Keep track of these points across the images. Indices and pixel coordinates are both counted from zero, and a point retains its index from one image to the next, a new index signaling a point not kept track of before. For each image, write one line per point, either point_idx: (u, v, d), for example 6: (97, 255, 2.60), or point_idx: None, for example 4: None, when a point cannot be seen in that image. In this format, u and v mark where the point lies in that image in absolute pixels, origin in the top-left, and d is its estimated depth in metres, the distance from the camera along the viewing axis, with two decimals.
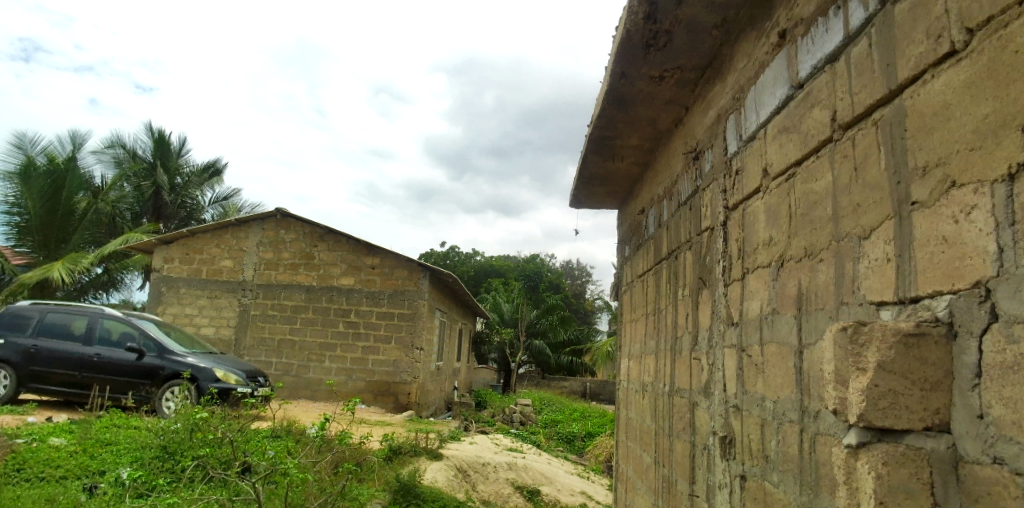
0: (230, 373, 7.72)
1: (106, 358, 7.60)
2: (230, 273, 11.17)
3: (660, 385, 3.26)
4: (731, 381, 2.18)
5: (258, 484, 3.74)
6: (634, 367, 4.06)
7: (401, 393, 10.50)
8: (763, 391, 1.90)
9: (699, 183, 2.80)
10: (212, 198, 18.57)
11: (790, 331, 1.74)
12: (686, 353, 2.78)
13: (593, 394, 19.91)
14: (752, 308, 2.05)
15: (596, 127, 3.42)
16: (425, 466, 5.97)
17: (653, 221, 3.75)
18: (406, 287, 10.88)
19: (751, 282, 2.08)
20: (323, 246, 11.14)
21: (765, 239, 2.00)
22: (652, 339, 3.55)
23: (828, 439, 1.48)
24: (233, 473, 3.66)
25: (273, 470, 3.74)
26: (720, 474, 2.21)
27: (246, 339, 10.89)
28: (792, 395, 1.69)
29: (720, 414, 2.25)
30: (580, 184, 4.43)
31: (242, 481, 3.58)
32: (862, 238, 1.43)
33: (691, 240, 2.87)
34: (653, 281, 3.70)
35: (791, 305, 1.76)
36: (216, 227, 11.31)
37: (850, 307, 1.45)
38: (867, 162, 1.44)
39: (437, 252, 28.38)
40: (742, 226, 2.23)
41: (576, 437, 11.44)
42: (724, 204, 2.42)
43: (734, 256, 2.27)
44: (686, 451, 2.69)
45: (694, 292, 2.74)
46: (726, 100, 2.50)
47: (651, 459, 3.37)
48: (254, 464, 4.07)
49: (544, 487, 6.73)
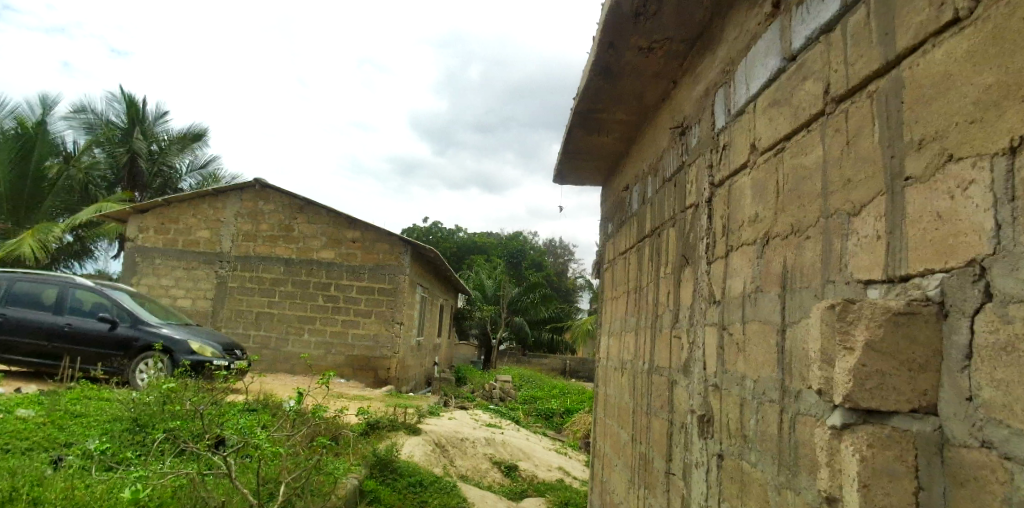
0: (206, 346, 7.60)
1: (76, 328, 7.43)
2: (207, 245, 10.96)
3: (640, 364, 3.24)
4: (711, 359, 2.15)
5: (231, 456, 3.68)
6: (613, 345, 4.04)
7: (381, 367, 10.47)
8: (743, 370, 1.86)
9: (685, 158, 2.74)
10: (190, 166, 18.15)
11: (773, 310, 1.71)
12: (667, 330, 2.74)
13: (572, 371, 20.09)
14: (735, 286, 2.01)
15: (582, 100, 3.34)
16: (402, 440, 5.94)
17: (637, 198, 3.71)
18: (387, 262, 10.78)
19: (735, 259, 2.04)
20: (303, 219, 10.96)
21: (750, 216, 1.95)
22: (632, 317, 3.53)
23: (809, 419, 1.45)
24: (204, 446, 3.59)
25: (245, 443, 3.68)
26: (698, 452, 2.19)
27: (223, 311, 10.74)
28: (774, 374, 1.66)
29: (699, 393, 2.22)
30: (564, 158, 4.36)
31: (214, 454, 3.52)
32: (852, 214, 1.38)
33: (674, 218, 2.82)
34: (635, 258, 3.65)
35: (775, 283, 1.72)
36: (192, 197, 11.06)
37: (836, 285, 1.41)
38: (859, 136, 1.39)
39: (420, 227, 28.16)
40: (727, 202, 2.19)
41: (554, 413, 11.53)
42: (709, 179, 2.37)
43: (719, 233, 2.22)
44: (664, 429, 2.67)
45: (676, 270, 2.70)
46: (715, 74, 2.44)
47: (627, 436, 3.37)
48: (226, 437, 4.00)
49: (522, 462, 6.79)
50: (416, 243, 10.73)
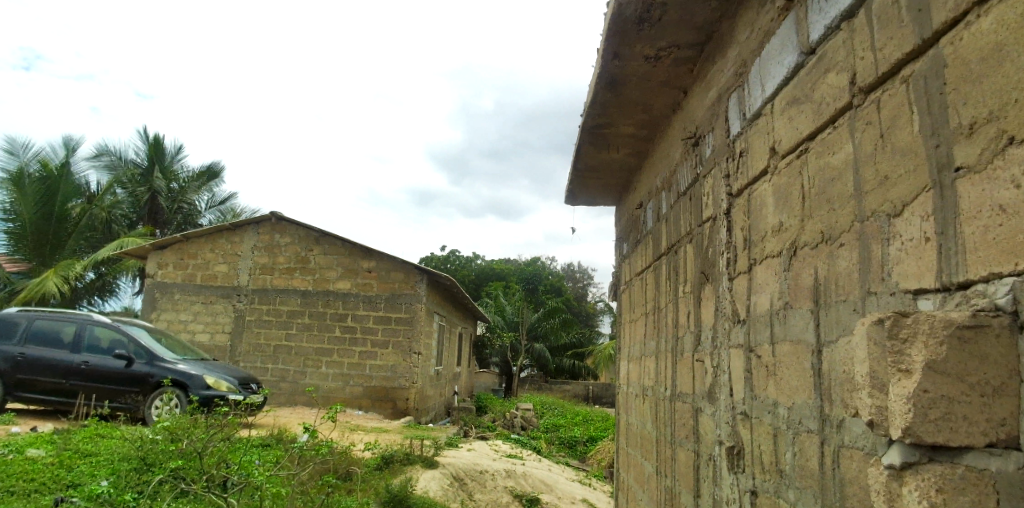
0: (221, 381, 7.51)
1: (93, 366, 7.39)
2: (225, 278, 10.97)
3: (661, 390, 3.04)
4: (738, 384, 1.96)
5: (233, 496, 3.52)
6: (633, 371, 3.84)
7: (399, 398, 10.29)
8: (775, 397, 1.67)
9: (699, 170, 2.58)
10: (210, 202, 18.38)
11: (805, 328, 1.53)
12: (689, 353, 2.55)
13: (596, 397, 19.66)
14: (761, 303, 1.82)
15: (589, 114, 3.21)
16: (418, 474, 5.73)
17: (651, 215, 3.54)
18: (403, 291, 10.67)
19: (759, 274, 1.86)
20: (319, 250, 10.93)
21: (774, 225, 1.78)
22: (652, 340, 3.34)
23: (857, 453, 1.26)
24: (205, 487, 3.43)
25: (247, 484, 3.51)
26: (728, 488, 1.99)
27: (241, 345, 10.68)
28: (811, 401, 1.47)
29: (727, 422, 2.03)
30: (574, 177, 4.23)
31: (215, 494, 3.37)
32: (892, 216, 1.21)
33: (691, 233, 2.66)
34: (652, 277, 3.48)
35: (807, 298, 1.54)
36: (210, 231, 11.11)
37: (879, 297, 1.23)
38: (896, 126, 1.22)
39: (438, 256, 28.18)
40: (747, 212, 2.02)
41: (577, 442, 11.21)
42: (727, 189, 2.21)
43: (740, 246, 2.05)
44: (690, 461, 2.46)
45: (695, 288, 2.52)
46: (727, 77, 2.29)
47: (652, 468, 3.15)
48: (229, 476, 3.84)
49: (544, 494, 6.53)
50: (432, 271, 10.62)
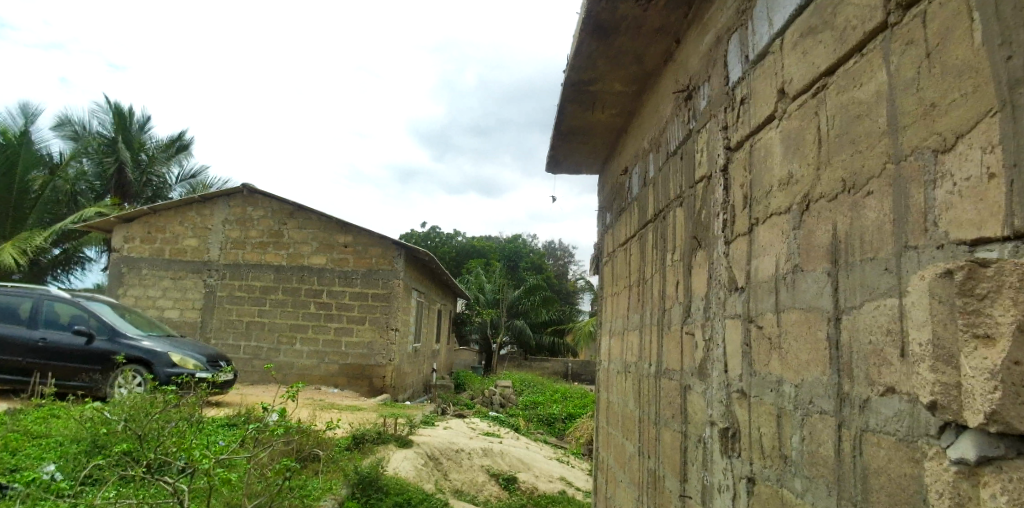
0: (187, 358, 7.19)
1: (51, 342, 7.03)
2: (195, 253, 10.56)
3: (646, 366, 2.84)
4: (734, 360, 1.75)
5: (179, 482, 3.28)
6: (615, 346, 3.65)
7: (375, 376, 10.06)
8: (780, 373, 1.47)
9: (692, 125, 2.35)
10: (180, 175, 17.79)
11: (819, 293, 1.32)
12: (677, 327, 2.34)
13: (575, 375, 19.62)
14: (764, 268, 1.61)
15: (574, 68, 2.96)
16: (391, 455, 5.51)
17: (637, 181, 3.32)
18: (380, 266, 10.38)
19: (762, 235, 1.64)
20: (293, 224, 10.55)
21: (781, 178, 1.56)
22: (635, 314, 3.14)
23: (886, 440, 1.06)
24: (147, 473, 3.17)
25: (194, 470, 3.26)
26: (720, 474, 1.80)
27: (213, 322, 10.32)
28: (825, 378, 1.27)
29: (720, 401, 1.83)
30: (556, 141, 3.99)
31: (158, 481, 3.12)
32: (940, 151, 1.00)
33: (682, 196, 2.43)
34: (636, 247, 3.26)
35: (822, 257, 1.32)
36: (179, 204, 10.66)
37: (919, 252, 1.02)
38: (948, 42, 1.00)
39: (418, 233, 27.75)
40: (747, 167, 1.80)
41: (556, 419, 11.10)
42: (724, 142, 1.98)
43: (738, 207, 1.83)
44: (676, 442, 2.27)
45: (685, 256, 2.31)
46: (727, 16, 2.05)
47: (633, 449, 2.96)
48: (177, 459, 3.59)
49: (522, 473, 6.38)
50: (410, 246, 10.32)
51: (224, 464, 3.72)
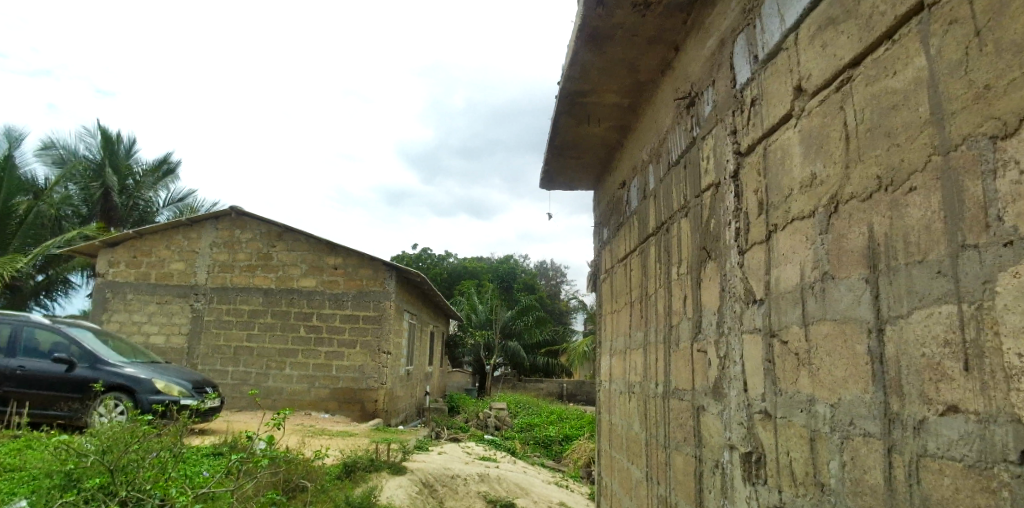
0: (172, 385, 6.97)
1: (30, 370, 6.80)
2: (181, 277, 10.34)
3: (651, 386, 2.71)
4: (756, 378, 1.62)
5: None
6: (617, 365, 3.51)
7: (367, 400, 9.83)
8: (812, 392, 1.35)
9: (695, 131, 2.25)
10: (168, 199, 17.60)
11: (855, 303, 1.20)
12: (686, 344, 2.22)
13: (569, 395, 19.38)
14: (786, 277, 1.49)
15: (568, 78, 2.86)
16: (384, 483, 5.30)
17: (636, 194, 3.21)
18: (371, 288, 10.21)
19: (782, 243, 1.53)
20: (282, 246, 10.39)
21: (803, 179, 1.44)
22: (638, 331, 3.01)
23: (952, 466, 0.94)
24: None
25: None
26: (744, 503, 1.67)
27: (199, 347, 10.07)
28: (869, 396, 1.15)
29: (740, 423, 1.71)
30: (550, 155, 3.89)
31: None
32: (1000, 138, 0.89)
33: (686, 206, 2.32)
34: (637, 262, 3.15)
35: (857, 263, 1.20)
36: (165, 227, 10.47)
37: (978, 252, 0.91)
38: (1005, 16, 0.90)
39: (408, 255, 27.56)
40: (761, 172, 1.69)
41: (553, 441, 10.89)
42: (733, 147, 1.87)
43: (752, 213, 1.71)
44: (688, 466, 2.14)
45: (693, 269, 2.19)
46: (732, 17, 1.96)
47: (640, 474, 2.82)
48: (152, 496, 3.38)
49: (520, 499, 6.19)
50: (401, 267, 10.17)
51: (202, 499, 3.52)
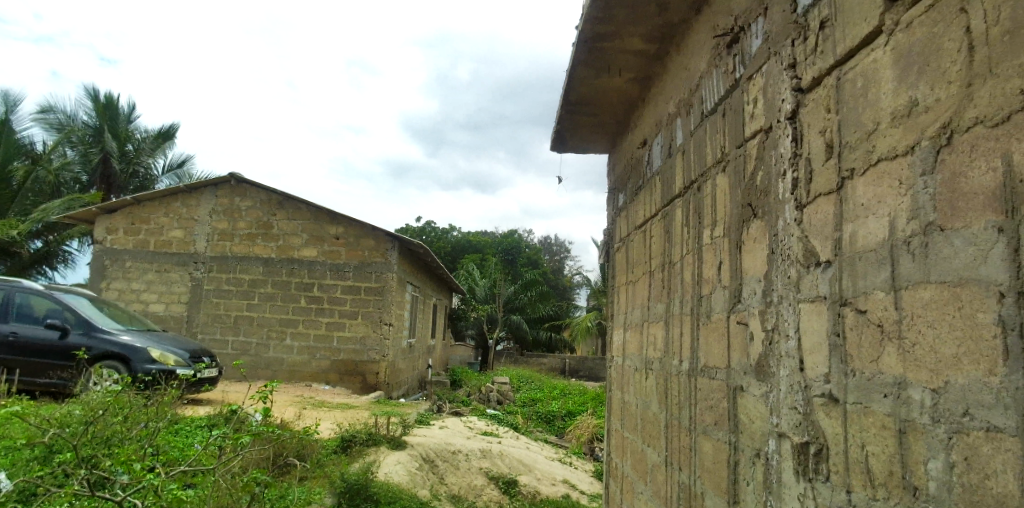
0: (168, 354, 6.75)
1: (24, 337, 6.61)
2: (181, 245, 10.10)
3: (674, 363, 2.45)
4: (817, 354, 1.36)
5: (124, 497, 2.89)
6: (632, 339, 3.26)
7: (368, 372, 9.66)
8: (902, 372, 1.08)
9: (739, 72, 1.95)
10: (168, 166, 17.32)
11: (978, 260, 0.93)
12: (722, 315, 1.94)
13: (572, 371, 19.23)
14: (868, 232, 1.21)
15: (589, 20, 2.54)
16: (382, 459, 5.09)
17: (659, 152, 2.92)
18: (373, 259, 9.96)
19: (861, 191, 1.25)
20: (283, 215, 10.11)
21: (896, 109, 1.16)
22: (659, 303, 2.74)
23: None
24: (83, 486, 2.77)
25: (140, 485, 2.86)
26: (796, 502, 1.41)
27: (199, 316, 9.87)
28: (1000, 378, 0.88)
29: (792, 408, 1.44)
30: (563, 113, 3.58)
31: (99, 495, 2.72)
32: None
33: (724, 159, 2.03)
34: (658, 227, 2.87)
35: (984, 209, 0.93)
36: (164, 194, 10.19)
37: None
38: None
39: (412, 228, 27.26)
40: (831, 107, 1.40)
41: (556, 417, 10.73)
42: (792, 84, 1.57)
43: (818, 160, 1.43)
44: (720, 455, 1.88)
45: (732, 230, 1.91)
46: None
47: (658, 459, 2.58)
48: (121, 473, 3.16)
49: (523, 476, 6.00)
50: (404, 238, 9.89)
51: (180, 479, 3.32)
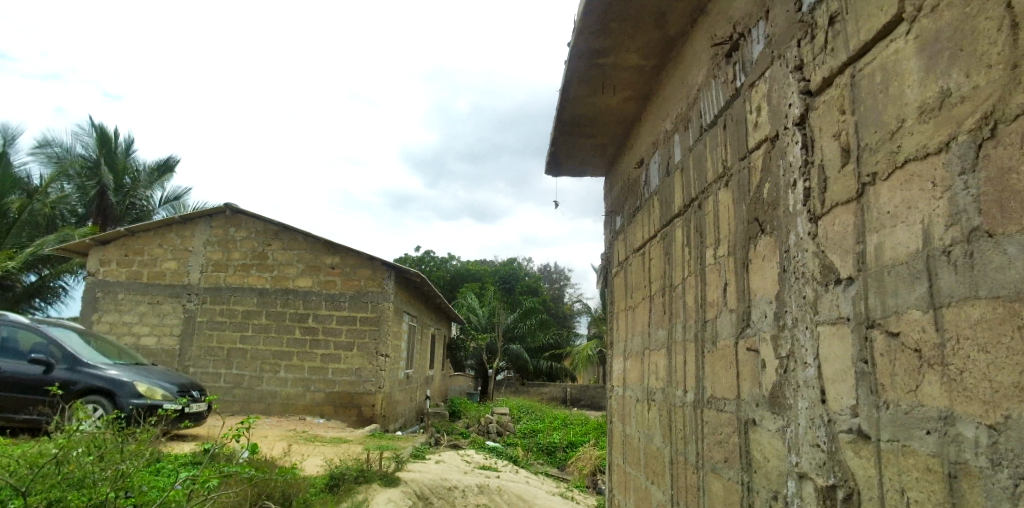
0: (155, 388, 6.54)
1: (8, 372, 6.39)
2: (174, 276, 9.94)
3: (679, 393, 2.27)
4: (842, 384, 1.19)
5: None
6: (633, 368, 3.08)
7: (364, 405, 9.41)
8: (950, 406, 0.91)
9: (740, 80, 1.83)
10: (165, 199, 17.28)
11: None
12: (730, 341, 1.78)
13: (574, 400, 18.87)
14: (897, 242, 1.06)
15: (581, 33, 2.43)
16: (374, 498, 4.86)
17: (656, 171, 2.79)
18: (369, 288, 9.78)
19: (888, 196, 1.10)
20: (278, 244, 9.98)
21: (924, 102, 1.02)
22: (660, 329, 2.58)
23: None
24: None
25: None
26: None
27: (191, 349, 9.66)
28: None
29: (814, 445, 1.27)
30: (557, 133, 3.47)
31: None
32: None
33: (726, 172, 1.90)
34: (657, 248, 2.73)
35: None
36: (158, 225, 10.07)
37: None
38: None
39: (411, 257, 27.12)
40: (847, 106, 1.26)
41: (557, 448, 10.42)
42: (799, 86, 1.44)
43: (834, 164, 1.29)
44: (733, 496, 1.70)
45: (737, 248, 1.76)
46: None
47: (664, 497, 2.39)
48: None
49: None
50: (400, 266, 9.73)
51: None
